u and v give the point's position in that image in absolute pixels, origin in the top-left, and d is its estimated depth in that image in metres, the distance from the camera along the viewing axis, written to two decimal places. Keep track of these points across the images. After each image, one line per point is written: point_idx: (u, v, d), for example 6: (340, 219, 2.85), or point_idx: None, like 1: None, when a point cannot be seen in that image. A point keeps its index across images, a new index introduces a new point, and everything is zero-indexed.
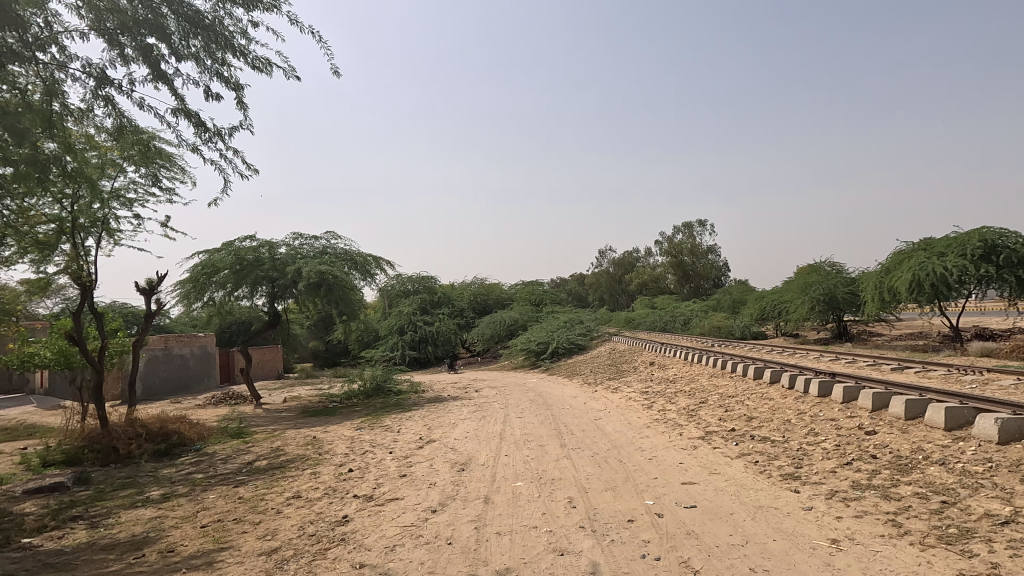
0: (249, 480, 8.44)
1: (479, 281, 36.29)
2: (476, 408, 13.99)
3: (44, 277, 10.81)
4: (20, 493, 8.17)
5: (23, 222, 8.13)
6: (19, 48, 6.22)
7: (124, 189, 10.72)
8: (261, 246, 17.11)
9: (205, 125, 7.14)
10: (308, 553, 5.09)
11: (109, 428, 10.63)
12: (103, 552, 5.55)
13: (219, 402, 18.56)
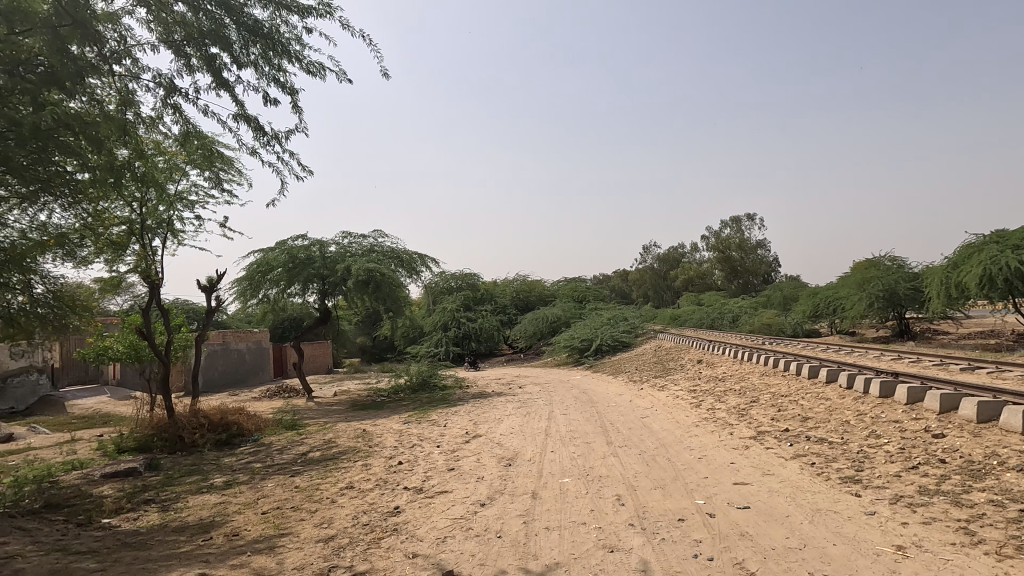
0: (305, 470, 8.77)
1: (522, 278, 36.39)
2: (520, 404, 14.06)
3: (116, 275, 11.53)
4: (98, 477, 8.78)
5: (100, 225, 8.71)
6: (98, 62, 6.66)
7: (186, 192, 11.31)
8: (312, 245, 17.69)
9: (264, 130, 7.45)
10: (363, 542, 5.27)
11: (175, 419, 11.28)
12: (174, 534, 5.91)
13: (274, 394, 19.35)
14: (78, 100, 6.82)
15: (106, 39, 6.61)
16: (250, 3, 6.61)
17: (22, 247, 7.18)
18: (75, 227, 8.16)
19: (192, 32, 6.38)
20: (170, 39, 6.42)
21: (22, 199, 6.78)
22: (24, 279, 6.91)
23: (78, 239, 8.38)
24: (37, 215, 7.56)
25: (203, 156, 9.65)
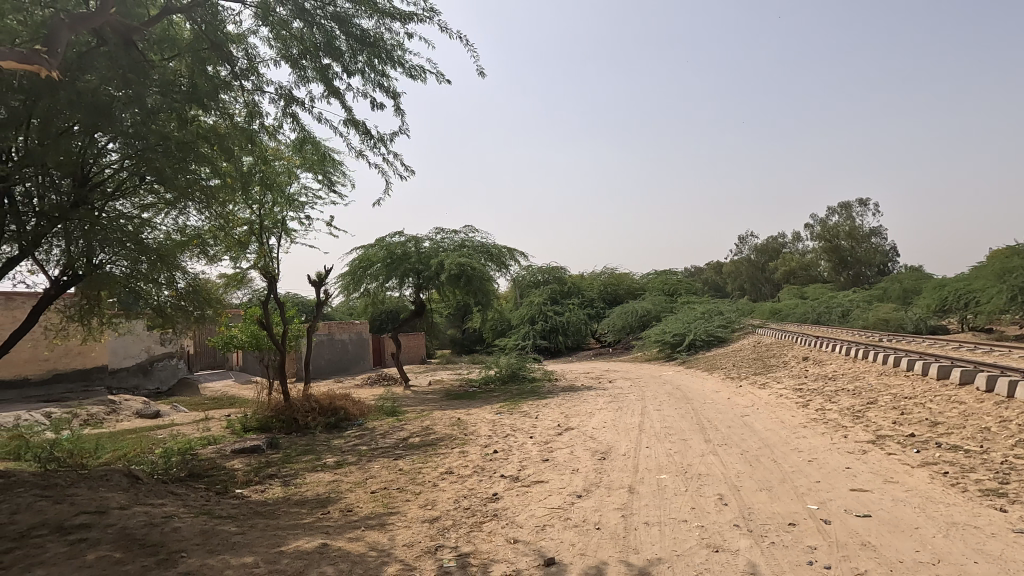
0: (406, 454, 9.28)
1: (609, 271, 35.82)
2: (611, 399, 13.92)
3: (240, 271, 12.75)
4: (230, 452, 9.82)
5: (229, 226, 9.68)
6: (230, 79, 7.40)
7: (298, 194, 12.23)
8: (408, 241, 18.51)
9: (370, 133, 7.92)
10: (466, 524, 5.50)
11: (291, 402, 12.36)
12: (297, 506, 6.50)
13: (374, 382, 20.57)
14: (213, 114, 7.62)
15: (236, 58, 7.33)
16: (359, 14, 7.02)
17: (168, 247, 8.16)
18: (209, 228, 9.12)
19: (309, 45, 6.90)
20: (289, 54, 7.00)
21: (169, 204, 7.70)
22: (171, 275, 7.86)
23: (211, 239, 9.36)
24: (179, 219, 8.55)
25: (315, 159, 10.42)
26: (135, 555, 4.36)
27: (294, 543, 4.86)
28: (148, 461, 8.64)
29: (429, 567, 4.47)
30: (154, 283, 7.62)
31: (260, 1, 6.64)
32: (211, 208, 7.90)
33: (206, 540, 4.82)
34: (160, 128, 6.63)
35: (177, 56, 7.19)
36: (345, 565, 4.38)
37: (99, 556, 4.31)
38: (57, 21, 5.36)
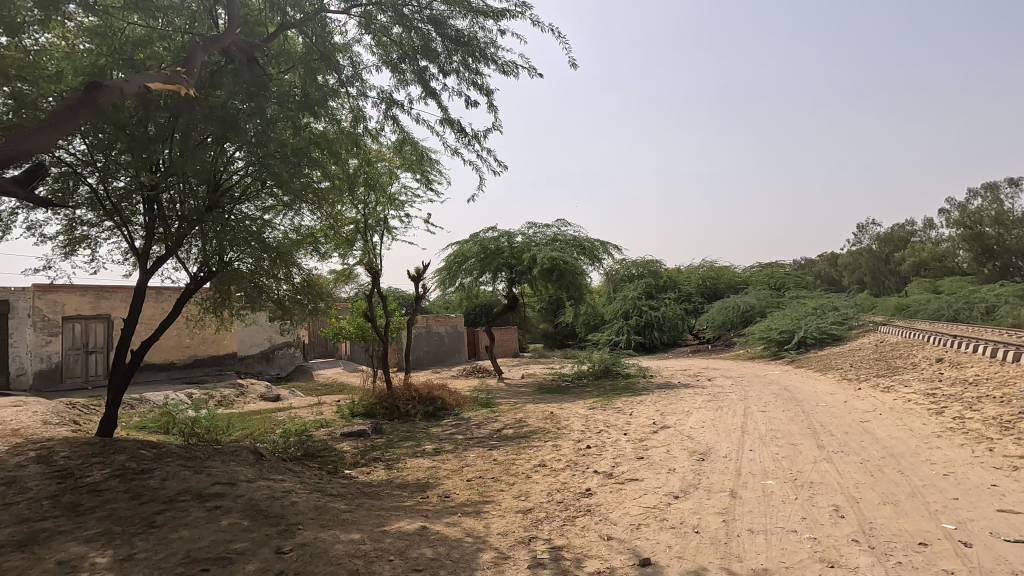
0: (500, 445, 9.46)
1: (709, 264, 34.11)
2: (711, 398, 13.28)
3: (347, 267, 13.65)
4: (339, 435, 10.57)
5: (338, 226, 10.39)
6: (337, 86, 7.91)
7: (398, 194, 12.82)
8: (501, 236, 18.79)
9: (465, 131, 8.12)
10: (558, 517, 5.51)
11: (393, 390, 13.08)
12: (399, 489, 6.87)
13: (469, 374, 21.20)
14: (323, 121, 8.20)
15: (342, 66, 7.82)
16: (454, 15, 7.20)
17: (286, 246, 8.91)
18: (320, 227, 9.84)
19: (407, 49, 7.20)
20: (390, 59, 7.35)
21: (286, 206, 8.40)
22: (289, 271, 8.59)
23: (322, 237, 10.09)
24: (295, 220, 9.30)
25: (414, 159, 10.87)
26: (259, 524, 4.83)
27: (396, 524, 5.13)
28: (270, 440, 9.53)
29: (523, 557, 4.53)
30: (274, 279, 8.36)
31: (363, 11, 7.02)
32: (322, 209, 8.53)
33: (319, 514, 5.23)
34: (278, 136, 7.24)
35: (292, 69, 7.81)
36: (443, 548, 4.55)
37: (231, 523, 4.81)
38: (193, 44, 6.04)
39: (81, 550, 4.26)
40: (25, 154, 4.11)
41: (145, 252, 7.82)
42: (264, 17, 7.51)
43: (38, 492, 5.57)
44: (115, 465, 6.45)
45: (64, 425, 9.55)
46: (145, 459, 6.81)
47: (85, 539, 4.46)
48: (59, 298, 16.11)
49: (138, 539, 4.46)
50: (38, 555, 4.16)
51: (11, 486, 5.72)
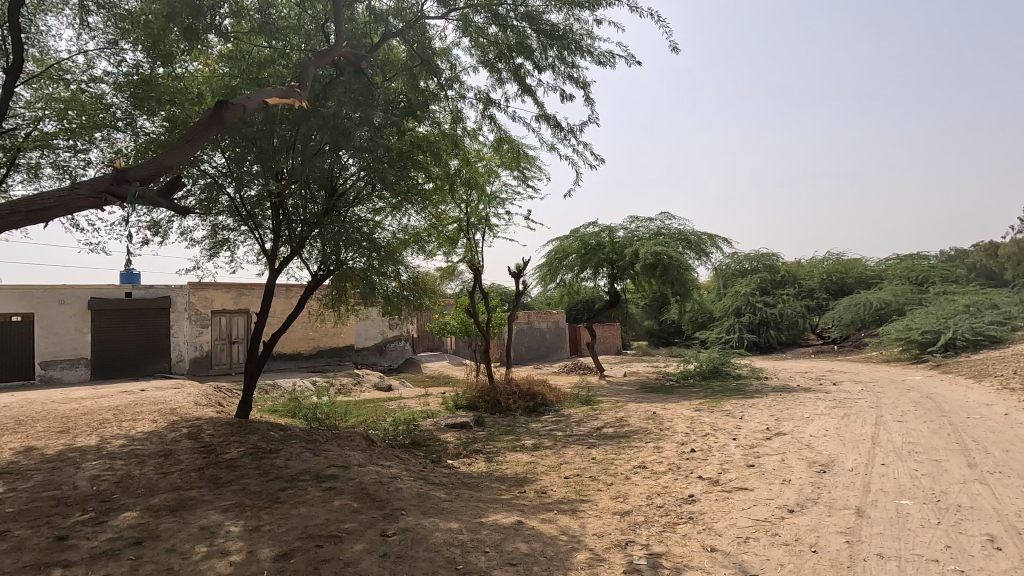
0: (600, 444, 9.31)
1: (834, 257, 31.03)
2: (836, 404, 12.06)
3: (451, 264, 14.16)
4: (444, 426, 11.01)
5: (441, 225, 10.78)
6: (437, 90, 8.20)
7: (499, 191, 13.03)
8: (602, 231, 18.45)
9: (561, 125, 8.06)
10: (658, 523, 5.29)
11: (495, 384, 13.38)
12: (497, 482, 6.99)
13: (571, 370, 21.11)
14: (425, 125, 8.54)
15: (441, 70, 8.09)
16: (548, 9, 7.16)
17: (394, 245, 9.41)
18: (425, 226, 10.27)
19: (503, 48, 7.28)
20: (486, 59, 7.47)
21: (393, 208, 8.87)
22: (397, 269, 9.07)
23: (427, 236, 10.53)
24: (402, 220, 9.79)
25: (513, 157, 10.99)
26: (367, 507, 5.14)
27: (493, 516, 5.22)
28: (381, 428, 10.16)
29: (619, 561, 4.39)
30: (384, 275, 8.85)
31: (460, 14, 7.20)
32: (426, 209, 8.89)
33: (421, 502, 5.46)
34: (384, 141, 7.65)
35: (395, 76, 8.20)
36: (538, 545, 4.55)
37: (342, 504, 5.18)
38: (306, 60, 6.55)
39: (218, 518, 4.81)
40: (170, 168, 4.68)
41: (273, 253, 8.65)
42: (370, 29, 7.94)
43: (188, 465, 6.38)
44: (249, 444, 7.22)
45: (211, 406, 10.89)
46: (274, 440, 7.54)
47: (223, 509, 5.03)
48: (210, 294, 18.47)
49: (264, 513, 4.94)
50: (185, 520, 4.76)
51: (168, 458, 6.61)
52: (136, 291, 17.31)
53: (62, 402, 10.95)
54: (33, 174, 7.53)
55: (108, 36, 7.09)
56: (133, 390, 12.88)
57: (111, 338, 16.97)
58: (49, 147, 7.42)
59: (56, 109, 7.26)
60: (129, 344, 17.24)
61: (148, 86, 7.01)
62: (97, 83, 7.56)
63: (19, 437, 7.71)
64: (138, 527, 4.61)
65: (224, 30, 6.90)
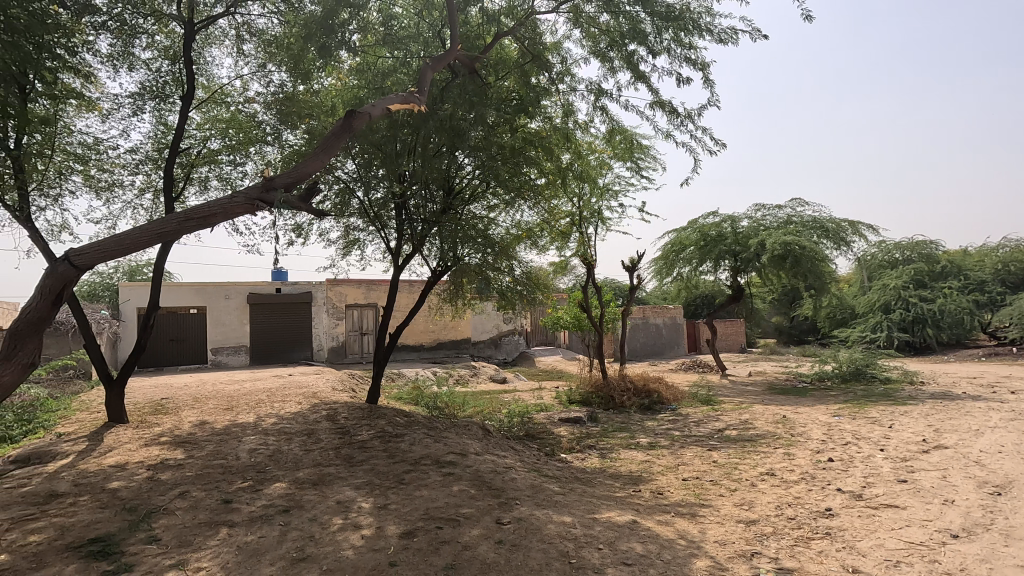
0: (722, 446, 8.79)
1: (1013, 244, 26.35)
2: (1016, 416, 10.26)
3: (563, 259, 14.15)
4: (557, 420, 11.08)
5: (553, 220, 10.81)
6: (548, 85, 8.21)
7: (612, 183, 12.74)
8: (724, 221, 17.35)
9: (677, 111, 7.69)
10: (789, 536, 4.87)
11: (608, 380, 13.19)
12: (611, 479, 6.89)
13: (689, 368, 20.18)
14: (537, 120, 8.60)
15: (552, 64, 8.08)
16: None
17: (507, 240, 9.61)
18: (538, 221, 10.36)
19: (615, 36, 7.09)
20: (598, 49, 7.33)
21: (507, 204, 9.06)
22: (510, 264, 9.27)
23: (539, 231, 10.63)
24: (515, 216, 9.96)
25: (625, 146, 10.69)
26: (483, 494, 5.33)
27: (607, 513, 5.15)
28: (497, 419, 10.47)
29: (743, 572, 4.12)
30: (498, 270, 9.09)
31: (571, 6, 7.14)
32: (538, 204, 8.97)
33: (535, 493, 5.54)
34: (497, 139, 7.83)
35: (507, 74, 8.34)
36: (654, 547, 4.40)
37: (460, 489, 5.41)
38: (424, 66, 6.89)
39: (351, 494, 5.26)
40: (308, 175, 5.14)
41: (397, 251, 9.24)
42: (483, 30, 8.13)
43: (327, 443, 7.05)
44: (378, 428, 7.81)
45: (346, 392, 11.95)
46: (399, 425, 8.09)
47: (355, 486, 5.50)
48: (344, 290, 20.22)
49: (391, 492, 5.32)
50: (324, 493, 5.27)
51: (310, 436, 7.36)
52: (284, 287, 19.43)
53: (228, 383, 12.66)
54: (203, 187, 8.73)
55: (258, 60, 8.00)
56: (282, 375, 14.51)
57: (265, 329, 19.27)
58: (214, 162, 8.56)
59: (220, 128, 8.36)
60: (279, 334, 19.45)
61: (291, 102, 7.82)
62: (251, 104, 8.57)
63: (196, 412, 9.03)
64: (286, 497, 5.18)
65: (354, 45, 7.47)
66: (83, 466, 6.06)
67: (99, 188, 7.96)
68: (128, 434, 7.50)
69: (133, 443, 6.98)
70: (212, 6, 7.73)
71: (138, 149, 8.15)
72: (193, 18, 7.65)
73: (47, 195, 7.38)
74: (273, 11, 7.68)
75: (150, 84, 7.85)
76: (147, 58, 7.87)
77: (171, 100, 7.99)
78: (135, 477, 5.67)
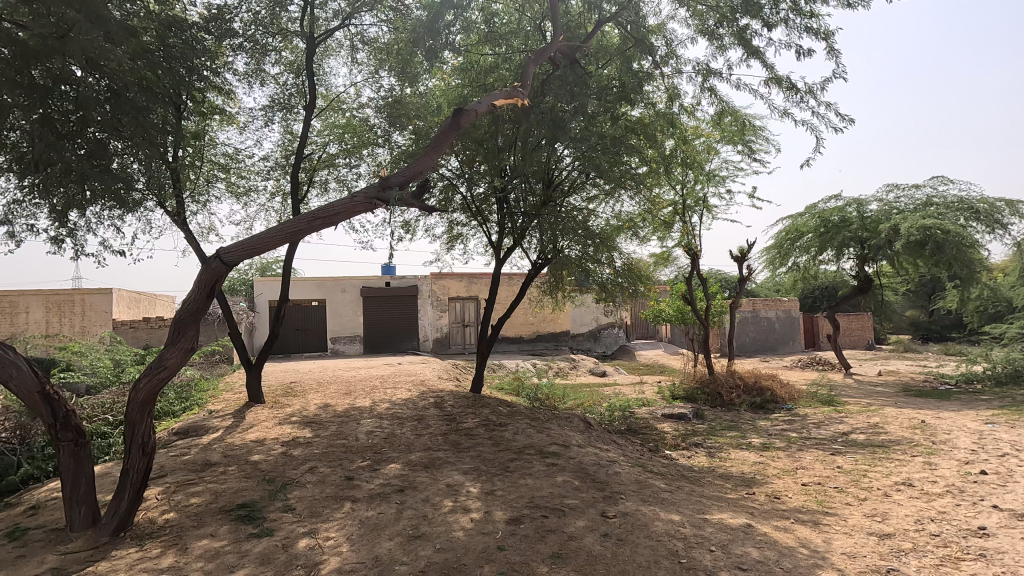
0: (847, 451, 8.05)
1: None
2: None
3: (666, 250, 13.65)
4: (660, 416, 10.76)
5: (656, 209, 10.46)
6: (652, 69, 7.94)
7: (719, 168, 12.04)
8: (848, 205, 15.79)
9: (797, 86, 7.10)
10: (933, 554, 4.36)
11: (716, 376, 12.59)
12: (722, 479, 6.58)
13: (806, 366, 18.68)
14: (639, 107, 8.36)
15: (656, 47, 7.79)
16: None
17: (608, 231, 9.46)
18: (639, 211, 10.09)
19: (725, 12, 6.69)
20: (706, 27, 6.96)
21: (607, 194, 8.91)
22: (611, 256, 9.12)
23: (640, 221, 10.34)
24: (615, 207, 9.77)
25: (734, 128, 10.05)
26: (588, 486, 5.31)
27: (719, 515, 4.91)
28: (598, 412, 10.38)
29: None
30: (598, 262, 9.01)
31: None
32: (640, 193, 8.73)
33: (641, 489, 5.43)
34: (598, 128, 7.71)
35: (608, 62, 8.20)
36: (772, 553, 4.14)
37: (565, 480, 5.44)
38: (526, 60, 6.95)
39: (460, 478, 5.48)
40: (420, 173, 5.41)
41: (498, 244, 9.43)
42: (584, 18, 8.04)
43: (436, 429, 7.40)
44: (482, 417, 8.06)
45: (451, 381, 12.46)
46: (503, 415, 8.29)
47: (464, 471, 5.72)
48: (447, 283, 21.03)
49: (497, 479, 5.47)
50: (435, 476, 5.55)
51: (420, 422, 7.76)
52: (392, 281, 20.59)
53: (346, 370, 13.71)
54: (324, 189, 9.47)
55: (370, 67, 8.50)
56: (392, 363, 15.44)
57: (377, 320, 20.58)
58: (333, 166, 9.27)
59: (337, 134, 9.02)
60: (389, 325, 20.69)
61: (400, 105, 8.25)
62: (363, 109, 9.14)
63: (320, 395, 9.88)
64: (400, 477, 5.52)
65: (457, 46, 7.70)
66: (230, 440, 6.87)
67: (238, 193, 8.91)
68: (265, 413, 8.39)
69: (269, 422, 7.80)
70: (330, 20, 8.33)
71: (269, 157, 9.02)
72: (314, 33, 8.29)
73: (198, 201, 8.40)
74: (383, 20, 8.12)
75: (279, 97, 8.64)
76: (276, 73, 8.66)
77: (296, 110, 8.74)
78: (272, 451, 6.33)
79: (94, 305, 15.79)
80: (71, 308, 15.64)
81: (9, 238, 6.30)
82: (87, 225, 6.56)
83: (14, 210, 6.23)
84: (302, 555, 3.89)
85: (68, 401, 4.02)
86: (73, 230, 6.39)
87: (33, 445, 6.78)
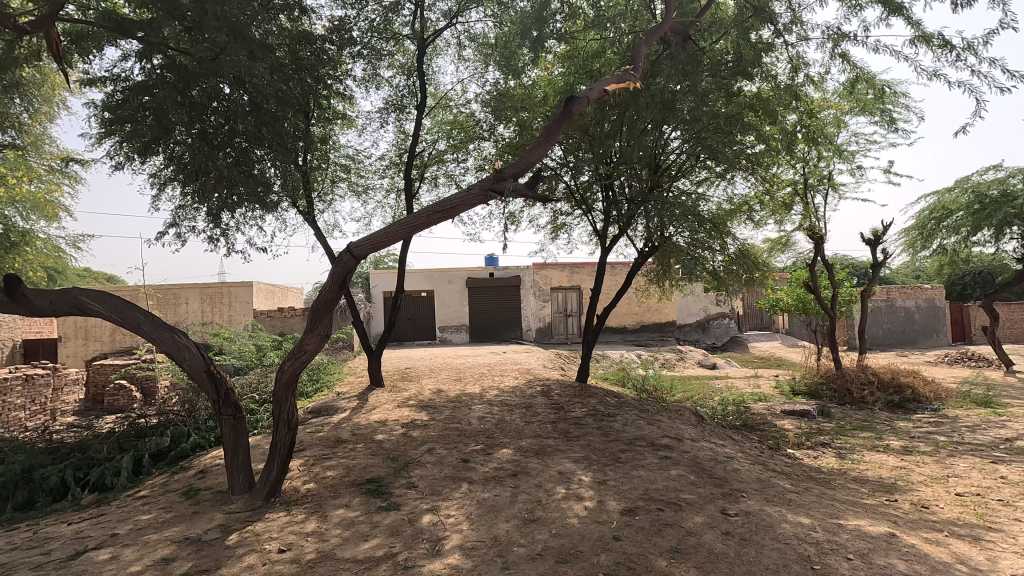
0: (1013, 460, 7.00)
1: None
2: None
3: (784, 234, 12.68)
4: (779, 412, 10.07)
5: (774, 190, 9.71)
6: (773, 38, 7.35)
7: (848, 142, 10.91)
8: (1012, 176, 13.64)
9: (951, 43, 6.26)
10: None
11: (843, 371, 11.55)
12: (856, 484, 6.01)
13: (956, 363, 16.48)
14: (757, 81, 7.84)
15: (779, 15, 7.22)
16: None
17: (720, 216, 8.95)
18: (754, 193, 9.43)
19: None
20: None
21: (719, 176, 8.44)
22: (724, 242, 8.63)
23: (755, 203, 9.69)
24: (728, 189, 9.24)
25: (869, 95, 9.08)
26: (705, 482, 5.11)
27: (856, 522, 4.51)
28: (709, 406, 9.95)
29: None
30: (710, 249, 8.54)
31: None
32: (756, 173, 8.19)
33: (764, 488, 5.13)
34: (711, 106, 7.31)
35: (722, 35, 7.78)
36: (924, 568, 3.73)
37: (679, 474, 5.28)
38: (637, 41, 6.74)
39: (571, 467, 5.50)
40: (531, 163, 5.45)
41: (603, 233, 9.30)
42: None
43: (545, 417, 7.51)
44: (590, 406, 8.03)
45: (555, 370, 12.56)
46: (611, 405, 8.19)
47: (575, 459, 5.76)
48: (549, 273, 21.15)
49: (609, 469, 5.44)
50: (546, 463, 5.64)
51: (529, 409, 7.91)
52: (496, 272, 21.05)
53: (454, 358, 14.28)
54: (433, 184, 9.89)
55: (477, 63, 8.72)
56: (497, 352, 15.86)
57: (481, 310, 21.22)
58: (441, 162, 9.65)
59: (446, 131, 9.39)
60: (493, 314, 21.24)
61: (505, 98, 8.38)
62: (469, 105, 9.42)
63: (433, 381, 10.40)
64: (513, 462, 5.68)
65: (562, 34, 7.63)
66: (357, 419, 7.46)
67: (358, 191, 9.59)
68: (385, 396, 8.99)
69: (390, 405, 8.35)
70: (438, 20, 8.65)
71: (385, 156, 9.60)
72: (424, 34, 8.64)
73: (324, 201, 9.18)
74: (489, 15, 8.27)
75: (393, 98, 9.11)
76: (390, 76, 9.14)
77: (408, 110, 9.19)
78: (394, 432, 6.78)
79: (238, 297, 17.80)
80: (221, 298, 17.79)
81: (177, 239, 7.30)
82: (236, 225, 7.37)
83: (180, 214, 7.19)
84: (426, 529, 4.14)
85: (228, 379, 4.58)
86: (225, 230, 7.24)
87: (199, 418, 7.79)
